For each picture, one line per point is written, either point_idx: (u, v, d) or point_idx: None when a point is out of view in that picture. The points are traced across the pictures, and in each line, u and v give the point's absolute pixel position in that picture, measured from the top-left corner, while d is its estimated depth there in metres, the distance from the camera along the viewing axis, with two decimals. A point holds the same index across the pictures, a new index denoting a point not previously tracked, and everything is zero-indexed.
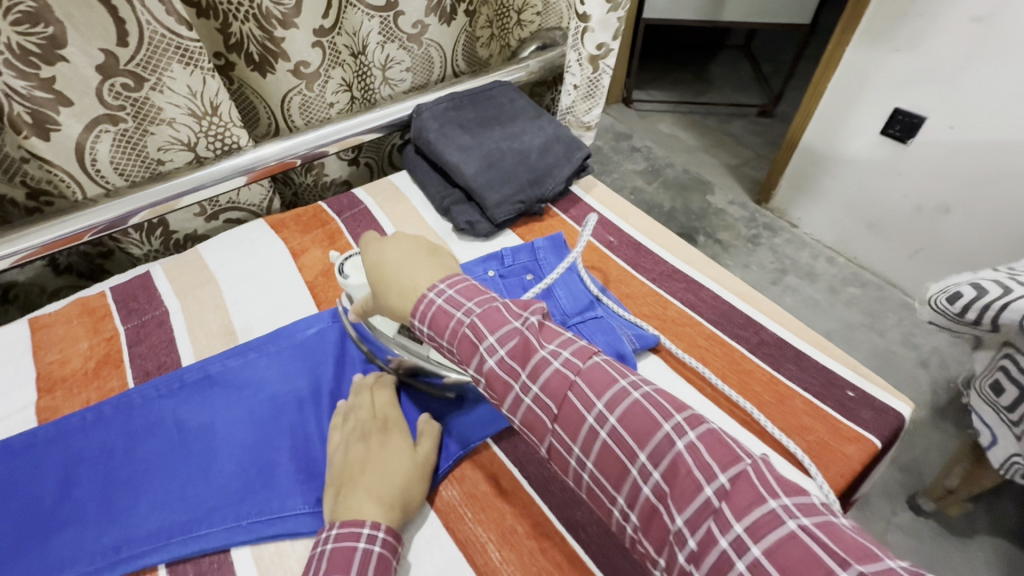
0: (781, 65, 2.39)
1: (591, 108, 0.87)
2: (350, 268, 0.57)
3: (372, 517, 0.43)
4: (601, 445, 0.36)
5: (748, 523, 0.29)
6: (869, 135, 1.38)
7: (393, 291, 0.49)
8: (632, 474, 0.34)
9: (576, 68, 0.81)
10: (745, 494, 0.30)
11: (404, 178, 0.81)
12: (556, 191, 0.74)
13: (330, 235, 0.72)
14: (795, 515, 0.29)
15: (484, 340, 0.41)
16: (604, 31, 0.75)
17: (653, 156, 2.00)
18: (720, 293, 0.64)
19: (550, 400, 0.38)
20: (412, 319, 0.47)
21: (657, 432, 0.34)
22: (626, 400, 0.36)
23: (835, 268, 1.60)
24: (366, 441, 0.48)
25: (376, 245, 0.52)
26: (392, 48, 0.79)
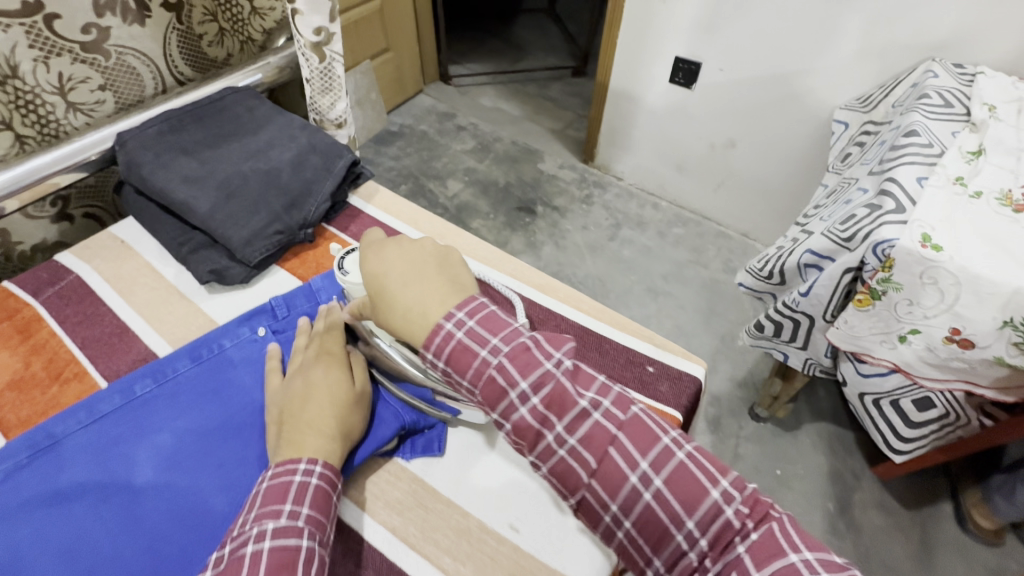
0: (584, 25, 2.46)
1: (336, 103, 0.74)
2: (350, 264, 0.51)
3: (309, 454, 0.41)
4: (619, 478, 0.36)
5: (768, 572, 0.32)
6: (660, 84, 1.46)
7: (399, 316, 0.39)
8: (649, 509, 0.35)
9: (302, 59, 0.68)
10: (768, 545, 0.33)
11: (131, 227, 0.64)
12: (321, 212, 0.63)
13: (22, 328, 0.53)
14: (822, 573, 0.32)
15: (485, 345, 0.37)
16: (316, 12, 0.64)
17: (480, 132, 1.95)
18: (520, 290, 0.60)
19: (588, 453, 0.36)
20: (423, 352, 0.39)
21: (680, 474, 0.35)
22: (649, 438, 0.37)
23: (660, 213, 1.70)
24: (304, 375, 0.46)
25: (377, 251, 0.42)
26: (63, 63, 0.61)
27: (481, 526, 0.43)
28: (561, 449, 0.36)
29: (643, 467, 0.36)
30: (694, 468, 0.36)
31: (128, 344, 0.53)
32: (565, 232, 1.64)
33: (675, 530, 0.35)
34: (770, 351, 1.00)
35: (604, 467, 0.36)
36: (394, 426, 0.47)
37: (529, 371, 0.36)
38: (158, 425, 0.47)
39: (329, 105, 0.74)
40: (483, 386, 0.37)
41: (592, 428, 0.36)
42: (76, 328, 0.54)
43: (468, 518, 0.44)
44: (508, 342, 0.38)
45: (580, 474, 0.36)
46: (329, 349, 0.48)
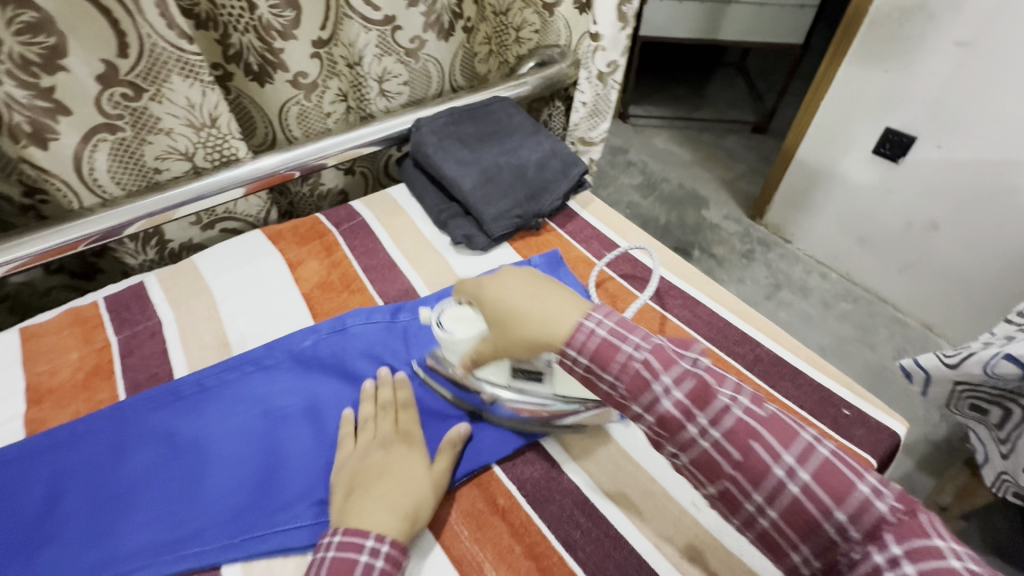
0: (774, 83, 2.42)
1: (597, 125, 0.97)
2: (450, 322, 0.52)
3: (378, 529, 0.41)
4: (759, 467, 0.35)
5: (910, 549, 0.31)
6: (861, 153, 1.40)
7: (530, 318, 0.43)
8: (796, 501, 0.34)
9: (586, 85, 0.90)
10: (917, 531, 0.32)
11: (402, 191, 0.81)
12: (553, 206, 0.74)
13: (328, 247, 0.71)
14: (962, 558, 0.30)
15: (628, 341, 0.39)
16: (614, 49, 0.86)
17: (649, 170, 2.01)
18: (716, 310, 0.65)
19: (730, 445, 0.36)
20: (563, 352, 0.41)
21: (826, 468, 0.34)
22: (789, 433, 0.36)
23: (827, 283, 1.60)
24: (386, 449, 0.48)
25: (495, 279, 0.48)
26: (389, 61, 0.79)
27: (663, 492, 0.49)
28: (704, 441, 0.36)
29: (788, 460, 0.34)
30: (839, 463, 0.34)
31: (396, 275, 0.68)
32: (719, 281, 1.62)
33: (825, 521, 0.33)
34: (974, 440, 0.83)
35: (747, 459, 0.35)
36: None
37: (670, 367, 0.38)
38: (414, 342, 0.60)
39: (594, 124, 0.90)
40: (626, 378, 0.38)
41: (734, 421, 0.36)
42: (361, 256, 0.70)
43: (653, 484, 0.49)
44: (647, 341, 0.40)
45: (722, 463, 0.36)
46: (406, 429, 0.50)
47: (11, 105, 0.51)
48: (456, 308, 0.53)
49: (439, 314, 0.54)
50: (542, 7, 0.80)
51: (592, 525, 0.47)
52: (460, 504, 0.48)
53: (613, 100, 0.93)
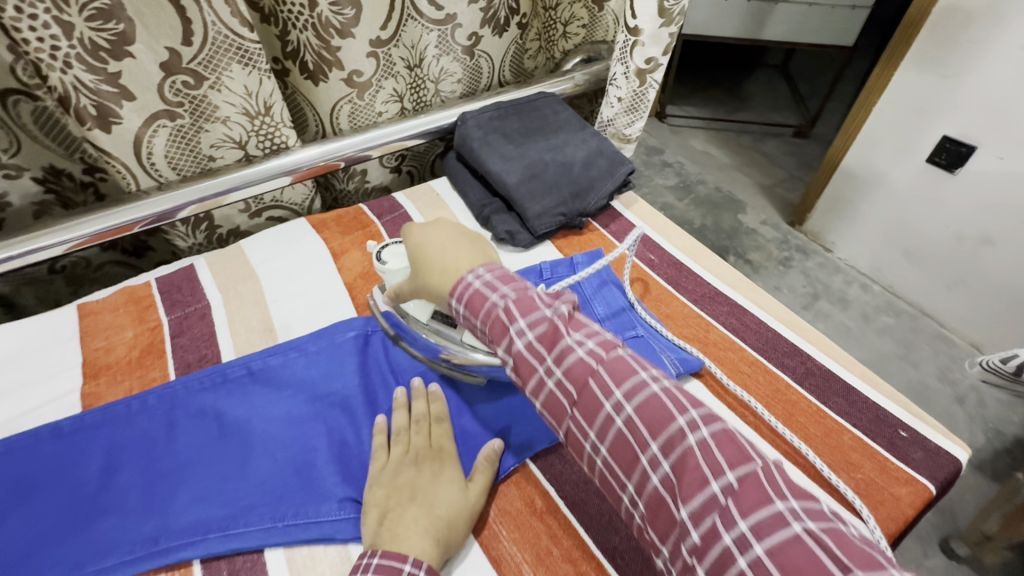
0: (818, 85, 2.34)
1: (633, 121, 0.87)
2: (387, 255, 0.56)
3: (415, 553, 0.39)
4: (629, 458, 0.36)
5: (753, 523, 0.30)
6: (913, 162, 1.34)
7: (445, 258, 0.50)
8: (620, 436, 0.36)
9: (621, 81, 0.80)
10: (751, 493, 0.31)
11: (444, 185, 0.81)
12: (597, 206, 0.73)
13: (370, 238, 0.71)
14: (800, 517, 0.30)
15: (497, 292, 0.44)
16: (654, 45, 0.75)
17: (685, 172, 1.96)
18: (765, 320, 0.63)
19: (571, 384, 0.39)
20: (450, 300, 0.47)
21: (651, 407, 0.36)
22: (628, 373, 0.38)
23: (869, 296, 1.55)
24: (417, 467, 0.47)
25: (421, 229, 0.54)
26: (446, 61, 0.80)
27: None
28: (550, 380, 0.40)
29: (620, 399, 0.37)
30: (666, 401, 0.36)
31: None
32: None
33: (675, 506, 0.33)
34: None
35: (583, 397, 0.38)
36: None
37: (528, 313, 0.42)
38: None
39: (631, 123, 0.87)
40: (491, 324, 0.43)
41: (576, 361, 0.39)
42: None
43: None
44: (516, 292, 0.44)
45: (562, 401, 0.39)
46: (439, 443, 0.49)
47: (80, 88, 0.52)
48: (398, 244, 0.57)
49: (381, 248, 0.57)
50: (592, 3, 0.83)
51: (633, 533, 0.46)
52: (502, 498, 0.48)
53: (652, 99, 0.83)
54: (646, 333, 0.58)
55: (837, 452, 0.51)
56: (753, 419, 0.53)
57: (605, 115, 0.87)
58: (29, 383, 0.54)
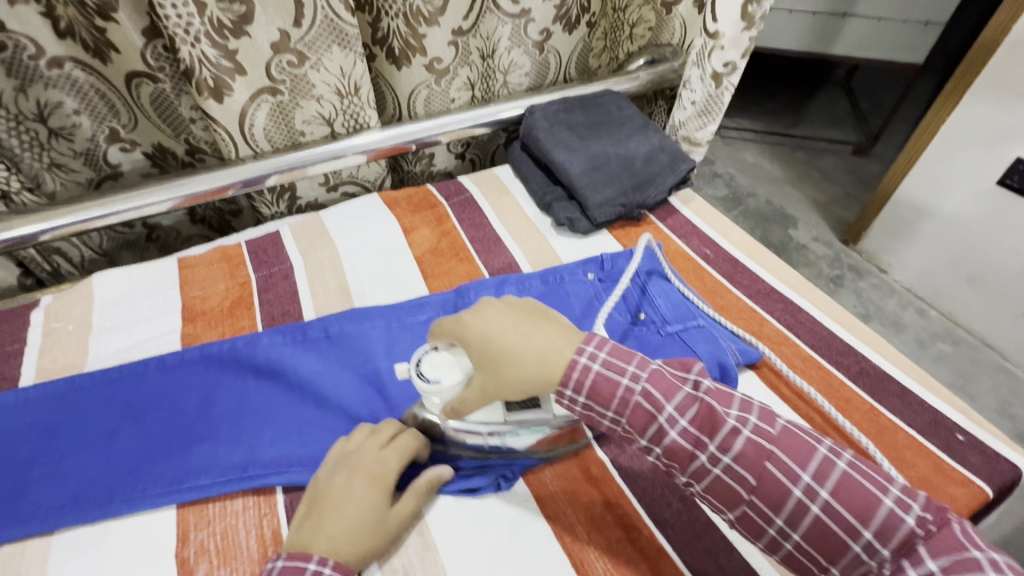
0: (881, 102, 2.27)
1: (705, 125, 0.88)
2: (431, 369, 0.45)
3: (320, 554, 0.39)
4: (778, 489, 0.36)
5: (943, 562, 0.32)
6: (982, 184, 1.29)
7: (517, 365, 0.40)
8: (818, 521, 0.35)
9: (697, 84, 0.83)
10: (949, 542, 0.33)
11: (507, 172, 0.85)
12: (657, 199, 0.75)
13: (438, 218, 0.76)
14: (1000, 567, 0.31)
15: (626, 374, 0.38)
16: (734, 49, 0.77)
17: (735, 184, 1.94)
18: (820, 318, 0.63)
19: (744, 470, 0.36)
20: (557, 394, 0.40)
21: (844, 483, 0.35)
22: (805, 450, 0.36)
23: (924, 320, 1.49)
24: (351, 469, 0.45)
25: (476, 313, 0.43)
26: (517, 53, 0.84)
27: None
28: (718, 468, 0.37)
29: (805, 480, 0.36)
30: (859, 479, 0.35)
31: (499, 249, 0.72)
32: None
33: (849, 539, 0.34)
34: None
35: (765, 481, 0.36)
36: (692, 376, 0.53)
37: (671, 397, 0.38)
38: None
39: (702, 126, 0.88)
40: (629, 413, 0.38)
41: (745, 444, 0.36)
42: (468, 228, 0.75)
43: None
44: (645, 370, 0.39)
45: (740, 490, 0.36)
46: (390, 451, 0.47)
47: (203, 62, 0.58)
48: (431, 352, 0.46)
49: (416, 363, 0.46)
50: (661, 6, 0.84)
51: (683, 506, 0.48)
52: (557, 464, 0.51)
53: (727, 102, 0.85)
54: (708, 324, 0.59)
55: (889, 448, 0.51)
56: (806, 412, 0.54)
57: (677, 119, 0.90)
58: (135, 323, 0.60)
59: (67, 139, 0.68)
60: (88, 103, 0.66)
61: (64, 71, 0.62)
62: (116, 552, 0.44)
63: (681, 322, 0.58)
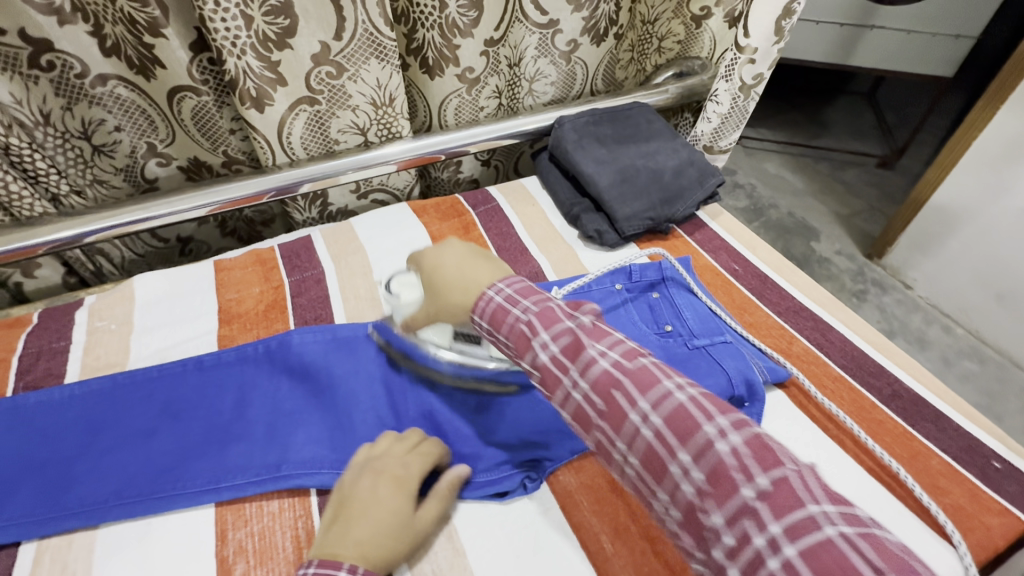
0: (908, 115, 2.23)
1: (727, 135, 0.91)
2: (397, 286, 0.56)
3: (350, 559, 0.39)
4: (655, 453, 0.33)
5: (789, 529, 0.28)
6: (1014, 202, 1.26)
7: (455, 277, 0.46)
8: (682, 486, 0.32)
9: (724, 96, 0.84)
10: (783, 498, 0.29)
11: (534, 183, 0.86)
12: (685, 214, 0.75)
13: (466, 226, 0.77)
14: (836, 523, 0.28)
15: (539, 338, 0.39)
16: (763, 62, 0.79)
17: (756, 195, 1.92)
18: (851, 338, 0.63)
19: (627, 435, 0.35)
20: (477, 325, 0.44)
21: (710, 449, 0.31)
22: (686, 419, 0.33)
23: (950, 338, 1.47)
24: (375, 477, 0.45)
25: (432, 250, 0.50)
26: (543, 62, 0.85)
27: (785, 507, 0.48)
28: (612, 432, 0.35)
29: (680, 449, 0.32)
30: (736, 450, 0.31)
31: (528, 259, 0.73)
32: None
33: (702, 502, 0.31)
34: None
35: (643, 444, 0.34)
36: (722, 389, 0.52)
37: (576, 358, 0.37)
38: None
39: (723, 135, 0.91)
40: (542, 374, 0.38)
41: (635, 412, 0.34)
42: (496, 238, 0.76)
43: None
44: (561, 336, 0.38)
45: (628, 454, 0.35)
46: (409, 459, 0.47)
47: (248, 73, 0.60)
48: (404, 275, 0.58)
49: (390, 281, 0.58)
50: (690, 19, 0.83)
51: None
52: (584, 473, 0.51)
53: (751, 113, 0.88)
54: (735, 340, 0.59)
55: (923, 472, 0.51)
56: (837, 433, 0.54)
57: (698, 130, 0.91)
58: (174, 324, 0.62)
59: (109, 156, 0.70)
60: (131, 119, 0.68)
61: (108, 88, 0.64)
62: (157, 552, 0.45)
63: (708, 337, 0.58)
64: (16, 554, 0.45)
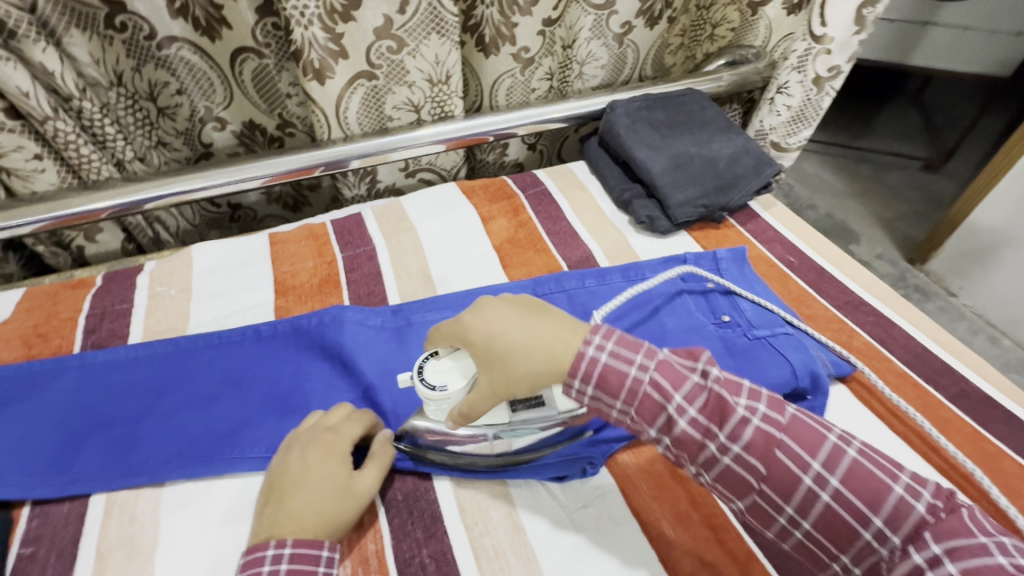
0: (955, 117, 2.16)
1: (798, 131, 0.87)
2: (434, 377, 0.43)
3: (279, 537, 0.39)
4: (786, 477, 0.36)
5: (947, 547, 0.32)
6: None
7: (519, 357, 0.40)
8: (829, 509, 0.35)
9: (796, 89, 0.81)
10: (953, 527, 0.33)
11: (583, 168, 0.85)
12: (739, 203, 0.74)
13: (515, 209, 0.76)
14: (1009, 553, 0.31)
15: (631, 362, 0.39)
16: (840, 53, 0.76)
17: (793, 195, 1.87)
18: (915, 334, 0.61)
19: (754, 459, 0.36)
20: (565, 382, 0.40)
21: (853, 470, 0.35)
22: (814, 438, 0.37)
23: (996, 349, 1.41)
24: (304, 450, 0.44)
25: (475, 312, 0.42)
26: (595, 44, 0.84)
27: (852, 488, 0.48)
28: (725, 457, 0.37)
29: (814, 468, 0.36)
30: (868, 466, 0.35)
31: (578, 243, 0.72)
32: None
33: (861, 527, 0.34)
34: None
35: (772, 469, 0.36)
36: (784, 380, 0.52)
37: (681, 387, 0.38)
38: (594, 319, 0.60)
39: (795, 132, 0.87)
40: (637, 404, 0.38)
41: (753, 433, 0.37)
42: (546, 221, 0.75)
43: None
44: (651, 358, 0.39)
45: (748, 478, 0.37)
46: (337, 427, 0.46)
47: (313, 43, 0.60)
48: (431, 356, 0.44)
49: (417, 371, 0.44)
50: (747, 6, 0.81)
51: None
52: (643, 456, 0.51)
53: (825, 107, 0.83)
54: (797, 333, 0.57)
55: (995, 473, 0.49)
56: (903, 430, 0.52)
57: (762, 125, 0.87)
58: (229, 293, 0.63)
59: (171, 118, 0.72)
60: (194, 82, 0.69)
61: (174, 49, 0.65)
62: (216, 505, 0.46)
63: (769, 328, 0.57)
64: (87, 503, 0.46)
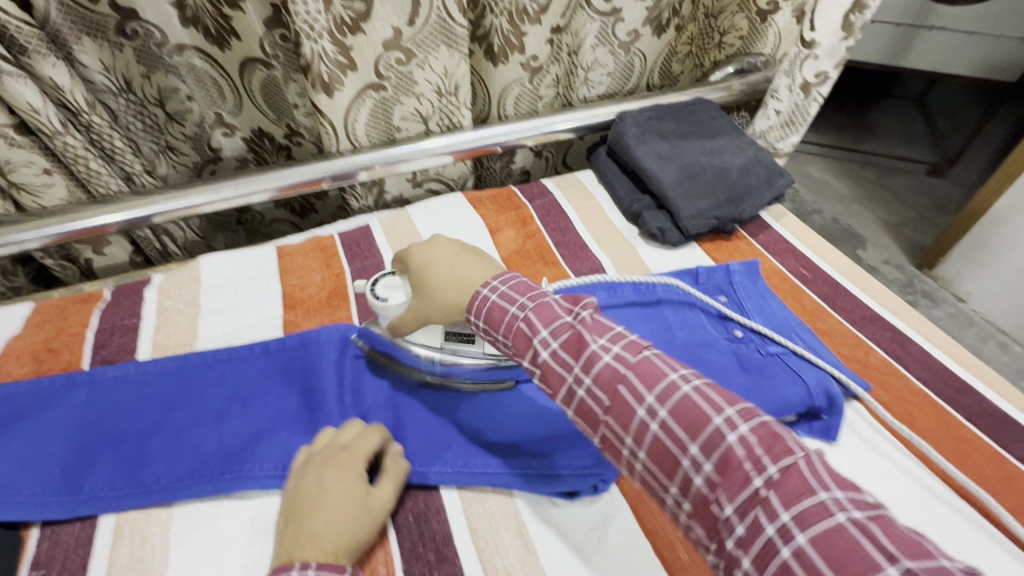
0: (961, 121, 2.14)
1: (786, 136, 0.87)
2: (383, 290, 0.53)
3: (303, 559, 0.37)
4: (625, 410, 0.36)
5: (795, 513, 0.28)
6: None
7: (445, 281, 0.48)
8: (656, 439, 0.34)
9: (785, 94, 0.82)
10: (793, 485, 0.29)
11: (591, 178, 0.84)
12: (752, 214, 0.73)
13: (523, 220, 0.76)
14: (845, 508, 0.28)
15: (514, 304, 0.42)
16: (828, 58, 0.76)
17: (800, 200, 1.86)
18: (932, 351, 0.60)
19: (602, 392, 0.37)
20: (467, 316, 0.45)
21: (683, 405, 0.34)
22: (656, 374, 0.36)
23: (1007, 357, 1.39)
24: (320, 470, 0.44)
25: (424, 245, 0.52)
26: (602, 52, 0.83)
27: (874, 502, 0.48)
28: (579, 390, 0.38)
29: (648, 401, 0.35)
30: (701, 401, 0.34)
31: (587, 256, 0.71)
32: None
33: (682, 458, 0.33)
34: None
35: (615, 402, 0.36)
36: (801, 399, 0.51)
37: (549, 323, 0.40)
38: None
39: (785, 136, 0.87)
40: (513, 338, 0.41)
41: (604, 367, 0.37)
42: (554, 232, 0.74)
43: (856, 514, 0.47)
44: (534, 301, 0.42)
45: (595, 410, 0.37)
46: (350, 446, 0.46)
47: (323, 57, 0.60)
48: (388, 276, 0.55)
49: (374, 283, 0.55)
50: (756, 13, 0.80)
51: None
52: None
53: (814, 113, 0.84)
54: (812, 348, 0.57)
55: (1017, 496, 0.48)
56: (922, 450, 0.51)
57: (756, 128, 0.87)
58: (238, 306, 0.62)
59: (180, 123, 0.72)
60: (202, 90, 0.69)
61: (184, 58, 0.65)
62: (228, 529, 0.45)
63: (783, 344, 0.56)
64: (96, 525, 0.46)
